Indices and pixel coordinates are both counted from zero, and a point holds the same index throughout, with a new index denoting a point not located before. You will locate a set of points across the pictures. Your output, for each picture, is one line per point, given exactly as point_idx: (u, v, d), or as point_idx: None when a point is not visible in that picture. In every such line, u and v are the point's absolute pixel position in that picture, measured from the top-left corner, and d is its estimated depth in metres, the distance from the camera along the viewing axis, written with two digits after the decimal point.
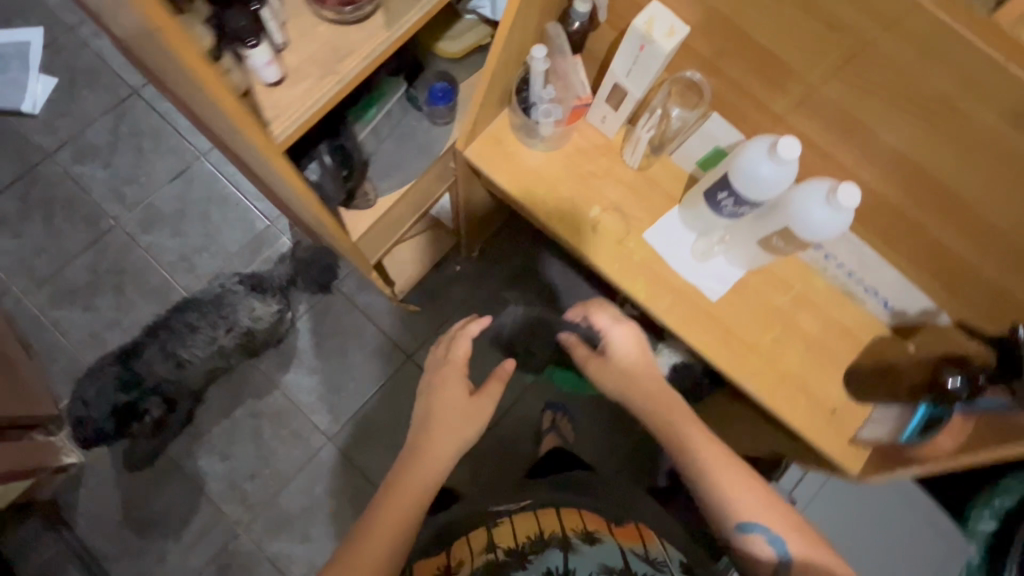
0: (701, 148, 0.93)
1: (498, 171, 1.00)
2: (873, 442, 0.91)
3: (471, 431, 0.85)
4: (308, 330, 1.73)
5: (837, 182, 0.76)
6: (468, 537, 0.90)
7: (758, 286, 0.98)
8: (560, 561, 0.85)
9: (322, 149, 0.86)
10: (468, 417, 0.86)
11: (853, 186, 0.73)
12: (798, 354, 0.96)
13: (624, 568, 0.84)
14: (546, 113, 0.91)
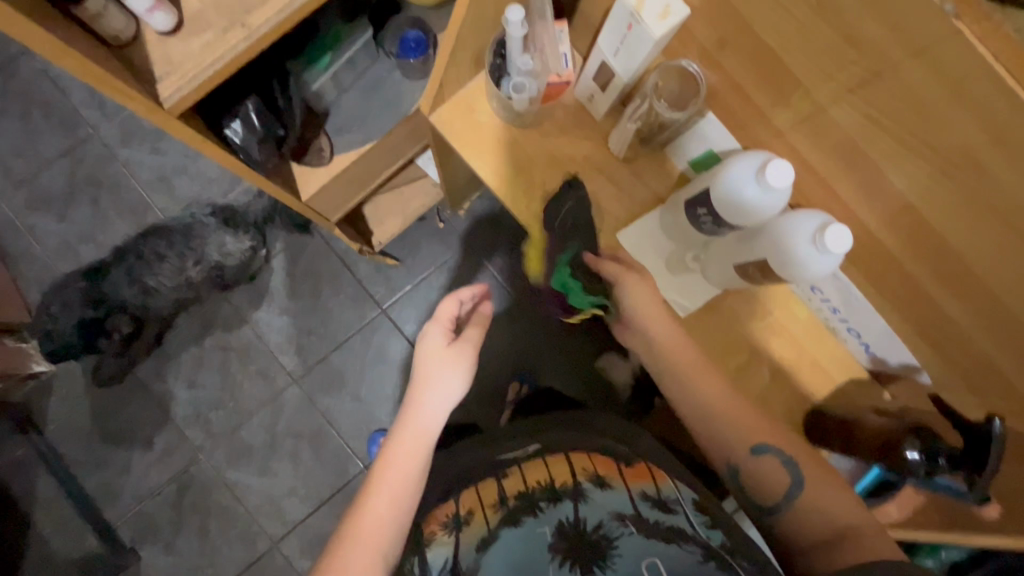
0: (693, 148, 0.82)
1: (466, 141, 0.90)
2: None
3: (456, 382, 0.81)
4: (282, 270, 1.68)
5: (830, 219, 0.67)
6: (477, 485, 0.77)
7: (732, 307, 0.90)
8: (572, 511, 0.68)
9: (249, 101, 0.75)
10: (449, 368, 0.81)
11: (844, 228, 0.64)
12: (760, 386, 0.89)
13: (637, 514, 0.67)
14: (518, 88, 0.80)
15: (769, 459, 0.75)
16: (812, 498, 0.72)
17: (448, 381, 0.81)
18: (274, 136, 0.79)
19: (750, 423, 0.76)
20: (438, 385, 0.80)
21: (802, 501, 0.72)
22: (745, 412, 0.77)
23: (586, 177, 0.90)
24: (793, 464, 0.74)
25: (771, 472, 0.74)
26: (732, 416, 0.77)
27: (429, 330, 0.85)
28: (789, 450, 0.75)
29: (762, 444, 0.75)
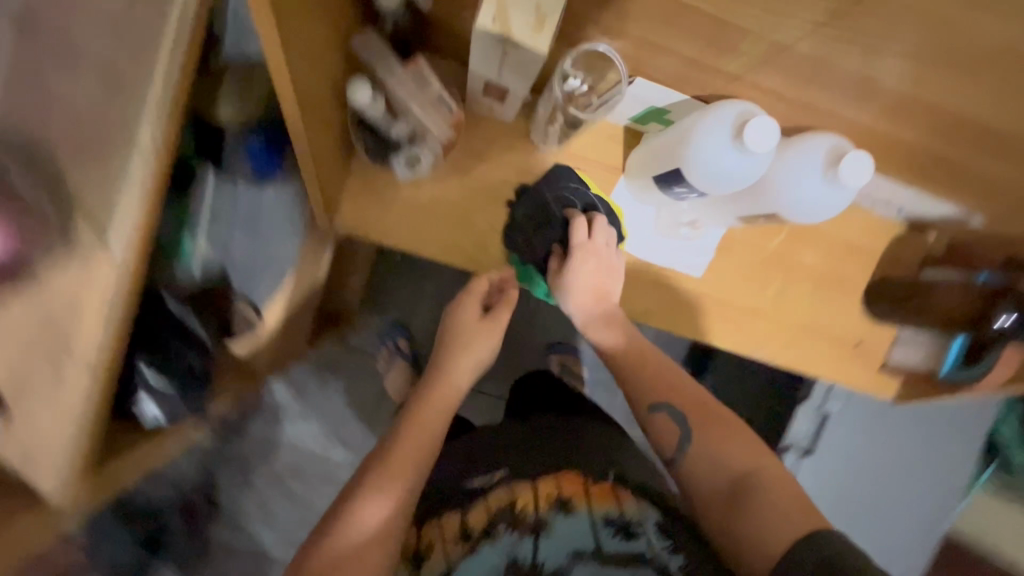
0: (632, 110, 0.68)
1: (388, 229, 0.75)
2: (905, 369, 0.82)
3: (488, 353, 0.74)
4: None
5: (837, 142, 0.54)
6: (442, 515, 0.71)
7: (744, 238, 0.81)
8: (530, 549, 0.62)
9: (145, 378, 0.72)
10: (479, 342, 0.73)
11: (860, 155, 0.51)
12: (805, 298, 0.83)
13: (596, 547, 0.61)
14: (409, 158, 0.64)
15: (668, 419, 0.68)
16: (715, 454, 0.65)
17: (481, 356, 0.74)
18: (191, 374, 0.76)
19: (663, 386, 0.71)
20: (474, 359, 0.73)
21: (695, 451, 0.66)
22: (684, 381, 0.72)
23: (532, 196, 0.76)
24: (688, 423, 0.67)
25: (666, 431, 0.68)
26: (675, 389, 0.71)
27: (454, 304, 0.75)
28: (687, 411, 0.68)
29: (659, 402, 0.70)
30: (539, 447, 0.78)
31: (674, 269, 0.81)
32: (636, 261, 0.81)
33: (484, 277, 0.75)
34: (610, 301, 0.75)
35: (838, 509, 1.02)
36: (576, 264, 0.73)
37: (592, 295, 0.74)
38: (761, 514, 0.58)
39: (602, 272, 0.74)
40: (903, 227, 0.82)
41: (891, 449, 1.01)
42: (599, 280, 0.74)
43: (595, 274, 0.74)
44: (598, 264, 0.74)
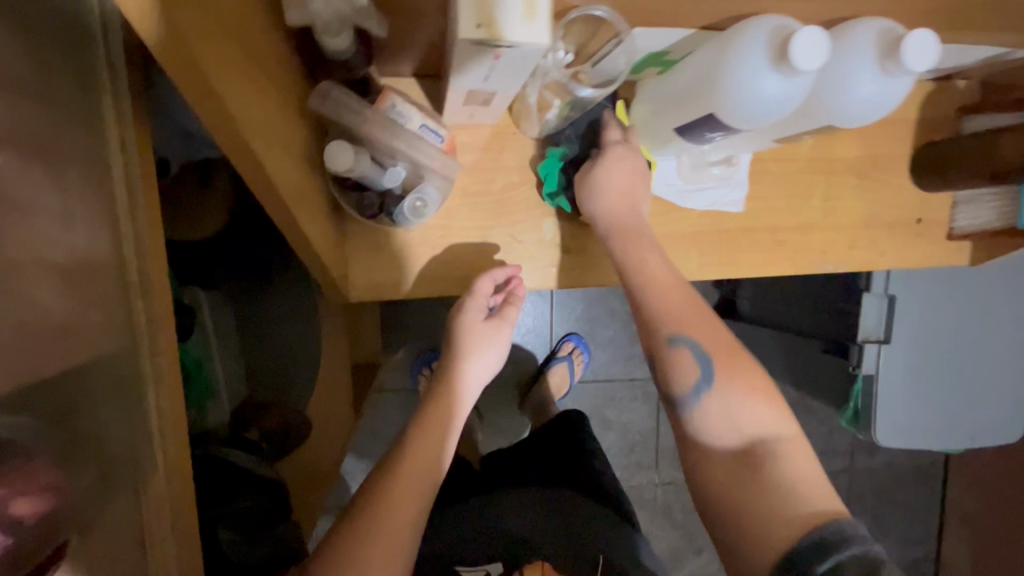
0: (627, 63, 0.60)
1: (405, 278, 0.67)
2: (976, 230, 0.77)
3: (495, 356, 0.70)
4: None
5: (881, 27, 0.47)
6: None
7: (774, 157, 0.75)
8: None
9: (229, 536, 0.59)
10: (485, 349, 0.69)
11: (922, 34, 0.44)
12: (855, 193, 0.77)
13: None
14: (417, 205, 0.56)
15: (689, 353, 0.63)
16: (730, 404, 0.62)
17: (488, 360, 0.70)
18: (267, 506, 0.62)
19: (700, 324, 0.64)
20: (481, 364, 0.69)
21: (709, 400, 0.62)
22: (707, 315, 0.65)
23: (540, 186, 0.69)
24: (709, 363, 0.63)
25: (690, 368, 0.63)
26: (692, 318, 0.65)
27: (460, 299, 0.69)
28: (711, 353, 0.63)
29: (680, 335, 0.64)
30: (563, 530, 0.84)
31: (712, 214, 0.74)
32: (674, 219, 0.73)
33: (490, 276, 0.67)
34: (636, 206, 0.66)
35: (903, 386, 1.01)
36: (611, 166, 0.64)
37: (622, 199, 0.65)
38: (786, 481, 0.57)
39: (636, 179, 0.65)
40: (931, 84, 0.76)
41: (968, 320, 1.00)
42: (634, 188, 0.65)
43: (626, 183, 0.65)
44: (633, 169, 0.65)
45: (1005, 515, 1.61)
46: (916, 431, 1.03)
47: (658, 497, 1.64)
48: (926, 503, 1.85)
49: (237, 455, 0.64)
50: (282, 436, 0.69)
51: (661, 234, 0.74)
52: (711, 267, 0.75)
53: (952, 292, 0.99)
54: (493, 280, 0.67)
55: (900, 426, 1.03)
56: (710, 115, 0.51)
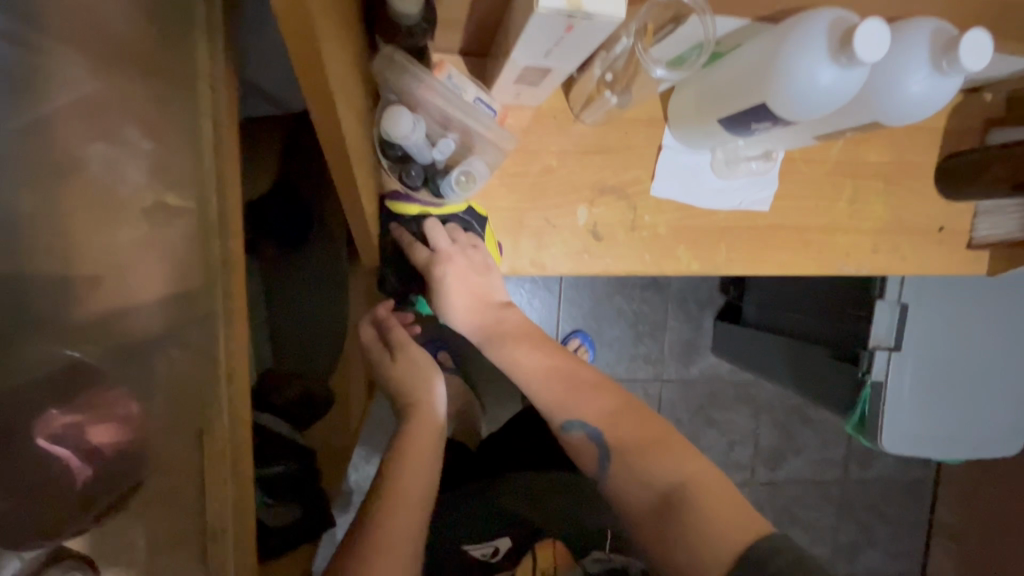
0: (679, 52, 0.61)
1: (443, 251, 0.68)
2: (997, 240, 0.78)
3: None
4: None
5: (939, 26, 0.48)
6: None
7: (805, 157, 0.76)
8: None
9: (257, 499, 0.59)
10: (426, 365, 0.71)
11: (981, 35, 0.46)
12: (880, 197, 0.78)
13: None
14: (462, 179, 0.56)
15: (585, 435, 0.64)
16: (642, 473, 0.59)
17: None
18: (291, 477, 0.62)
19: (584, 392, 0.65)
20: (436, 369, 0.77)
21: None
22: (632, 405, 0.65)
23: (578, 173, 0.70)
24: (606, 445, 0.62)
25: (585, 447, 0.63)
26: (650, 434, 0.62)
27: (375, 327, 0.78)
28: (609, 440, 0.63)
29: (572, 416, 0.64)
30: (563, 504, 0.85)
31: (741, 209, 0.75)
32: (706, 212, 0.74)
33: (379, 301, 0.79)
34: (490, 296, 0.68)
35: (914, 396, 1.02)
36: (441, 272, 0.67)
37: (474, 295, 0.68)
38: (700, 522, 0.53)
39: (471, 282, 0.67)
40: (960, 94, 0.78)
41: (979, 334, 1.02)
42: (472, 290, 0.68)
43: (463, 281, 0.67)
44: (460, 275, 0.66)
45: (994, 531, 1.64)
46: (924, 439, 1.05)
47: None
48: (915, 518, 1.87)
49: (272, 420, 0.64)
50: (306, 406, 0.69)
51: (692, 230, 0.74)
52: (738, 263, 0.76)
53: (964, 305, 1.01)
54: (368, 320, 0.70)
55: (909, 434, 1.04)
56: (761, 105, 0.52)
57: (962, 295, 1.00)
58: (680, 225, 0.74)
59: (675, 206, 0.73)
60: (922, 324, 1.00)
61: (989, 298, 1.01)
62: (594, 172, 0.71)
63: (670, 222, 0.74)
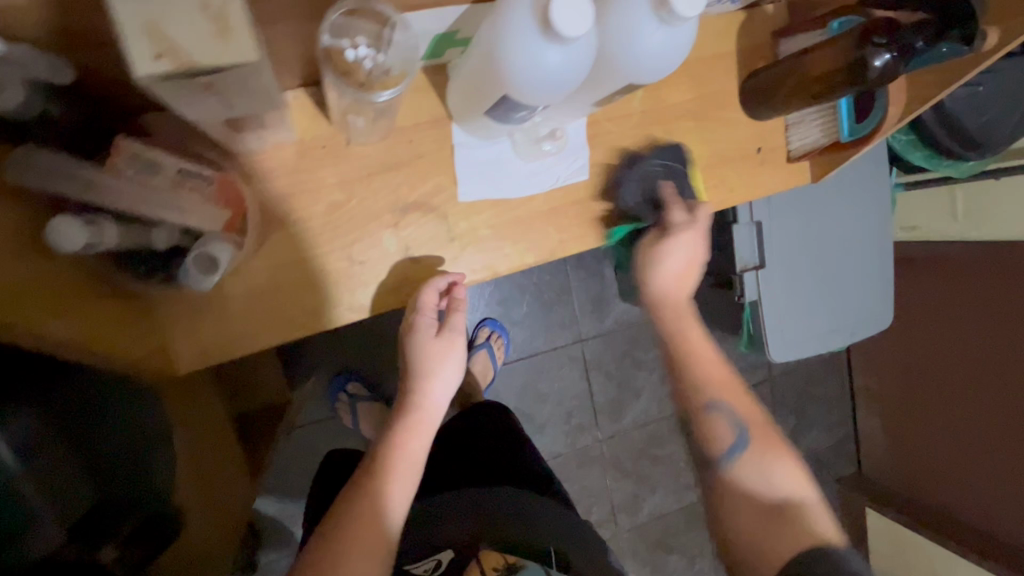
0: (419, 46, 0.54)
1: (236, 323, 0.60)
2: (809, 150, 0.78)
3: (453, 371, 0.73)
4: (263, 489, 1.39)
5: None
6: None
7: (609, 116, 0.72)
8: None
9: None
10: (441, 367, 0.72)
11: None
12: (692, 136, 0.76)
13: None
14: (199, 262, 0.49)
15: (723, 417, 0.82)
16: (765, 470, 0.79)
17: (447, 376, 0.73)
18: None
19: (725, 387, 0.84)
20: (441, 381, 0.72)
21: None
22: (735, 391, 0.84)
23: (371, 197, 0.64)
24: (744, 432, 0.82)
25: (726, 432, 0.81)
26: (718, 382, 0.84)
27: (410, 321, 0.69)
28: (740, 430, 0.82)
29: (717, 402, 0.83)
30: (508, 519, 0.85)
31: (558, 187, 0.71)
32: (523, 200, 0.70)
33: (433, 286, 0.65)
34: (688, 288, 0.85)
35: (785, 302, 1.06)
36: (679, 242, 0.79)
37: (679, 277, 0.84)
38: (812, 530, 0.73)
39: (693, 266, 0.83)
40: (744, 11, 0.76)
41: (832, 231, 1.07)
42: (683, 274, 0.84)
43: (681, 264, 0.83)
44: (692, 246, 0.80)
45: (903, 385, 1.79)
46: (806, 343, 1.10)
47: (604, 452, 1.78)
48: (838, 388, 2.03)
49: None
50: None
51: (514, 221, 0.70)
52: (570, 242, 0.73)
53: (812, 209, 1.05)
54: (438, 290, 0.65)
55: (791, 339, 1.08)
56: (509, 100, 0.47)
57: (810, 198, 1.04)
58: (497, 222, 0.69)
59: (489, 205, 0.69)
60: (780, 237, 1.04)
61: (832, 195, 1.05)
62: (389, 193, 0.64)
63: (490, 223, 0.69)
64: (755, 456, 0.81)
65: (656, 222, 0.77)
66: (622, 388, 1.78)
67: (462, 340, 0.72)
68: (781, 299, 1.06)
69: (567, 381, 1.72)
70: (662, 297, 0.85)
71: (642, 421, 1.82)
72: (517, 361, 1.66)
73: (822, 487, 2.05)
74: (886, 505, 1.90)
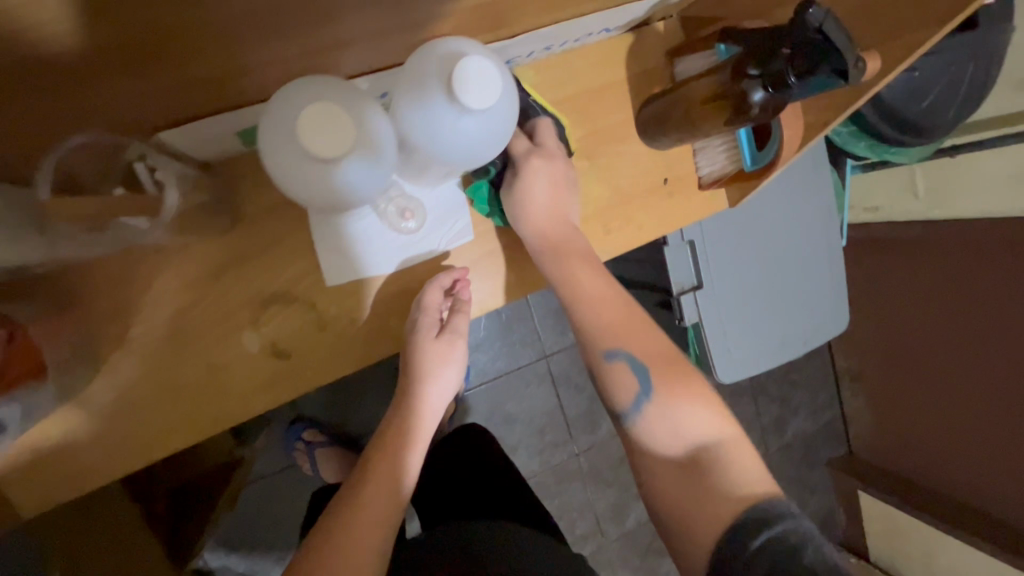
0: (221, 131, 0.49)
1: (85, 457, 0.56)
2: (718, 178, 0.71)
3: (455, 376, 0.65)
4: (226, 549, 1.35)
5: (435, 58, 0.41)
6: None
7: (489, 169, 0.65)
8: None
9: None
10: (443, 370, 0.64)
11: (462, 64, 0.39)
12: (588, 177, 0.70)
13: None
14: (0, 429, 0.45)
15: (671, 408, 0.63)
16: (671, 412, 0.59)
17: (448, 379, 0.64)
18: None
19: (641, 331, 0.63)
20: (442, 386, 0.64)
21: None
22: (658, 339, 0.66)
23: (223, 297, 0.58)
24: (647, 382, 0.60)
25: (626, 385, 0.61)
26: (623, 325, 0.63)
27: (412, 322, 0.62)
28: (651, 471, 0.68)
29: (615, 348, 0.61)
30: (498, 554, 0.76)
31: (439, 257, 0.64)
32: (401, 273, 0.63)
33: (437, 283, 0.62)
34: (568, 222, 0.64)
35: (730, 320, 1.01)
36: (535, 179, 0.61)
37: (555, 218, 0.63)
38: (740, 485, 0.54)
39: (560, 194, 0.63)
40: (630, 35, 0.69)
41: (772, 240, 1.01)
42: (553, 206, 0.63)
43: (546, 197, 0.62)
44: (555, 180, 0.62)
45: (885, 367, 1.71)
46: (758, 360, 1.04)
47: (582, 465, 1.74)
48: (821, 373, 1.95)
49: None
50: None
51: (393, 298, 0.63)
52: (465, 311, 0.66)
53: (748, 219, 0.99)
54: (441, 287, 0.62)
55: (739, 357, 1.02)
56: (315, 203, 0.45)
57: (746, 208, 0.98)
58: (373, 302, 0.63)
59: (362, 285, 0.62)
60: (718, 254, 0.98)
61: (769, 202, 0.99)
62: (242, 289, 0.58)
63: (363, 303, 0.63)
64: (661, 399, 0.60)
65: (504, 161, 0.63)
66: (593, 398, 1.73)
67: (463, 343, 0.64)
68: (725, 317, 1.00)
69: (535, 400, 1.67)
70: (538, 243, 0.63)
71: (619, 429, 1.77)
72: (481, 386, 1.61)
73: (814, 473, 1.86)
74: (875, 484, 1.73)
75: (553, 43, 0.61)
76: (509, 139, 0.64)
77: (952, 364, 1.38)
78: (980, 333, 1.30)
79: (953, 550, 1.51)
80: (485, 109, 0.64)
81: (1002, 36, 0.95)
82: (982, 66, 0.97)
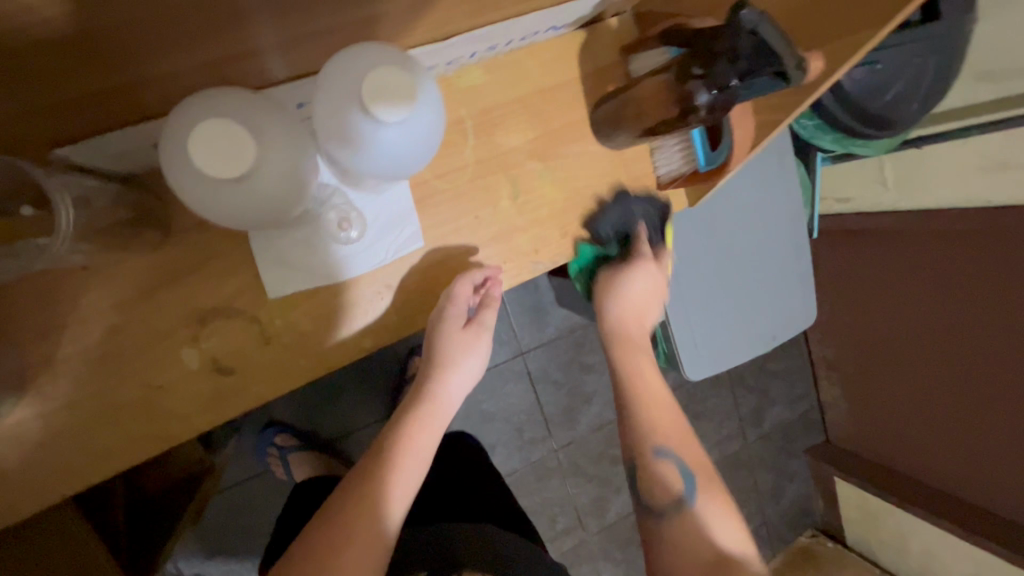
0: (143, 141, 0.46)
1: (15, 483, 0.53)
2: (677, 178, 0.70)
3: (476, 365, 0.67)
4: (199, 557, 1.33)
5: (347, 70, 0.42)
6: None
7: (438, 173, 0.63)
8: None
9: None
10: (464, 358, 0.66)
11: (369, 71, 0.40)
12: (542, 179, 0.68)
13: None
14: None
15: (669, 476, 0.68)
16: (704, 516, 0.64)
17: (470, 368, 0.67)
18: None
19: (671, 423, 0.68)
20: (463, 374, 0.66)
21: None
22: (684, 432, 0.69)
23: (158, 312, 0.55)
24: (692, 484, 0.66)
25: (667, 483, 0.65)
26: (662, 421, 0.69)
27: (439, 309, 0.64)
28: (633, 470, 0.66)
29: (664, 448, 0.67)
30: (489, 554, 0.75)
31: (388, 264, 0.62)
32: (348, 283, 0.61)
33: (471, 277, 0.63)
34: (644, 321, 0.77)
35: (698, 319, 1.00)
36: (638, 276, 0.75)
37: (635, 316, 0.76)
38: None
39: (653, 294, 0.77)
40: (582, 32, 0.67)
41: (738, 236, 1.00)
42: (647, 304, 0.77)
43: (643, 297, 0.77)
44: (657, 289, 0.77)
45: None
46: (727, 356, 1.04)
47: (562, 461, 1.74)
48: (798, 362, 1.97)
49: None
50: None
51: (341, 308, 0.61)
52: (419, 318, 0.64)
53: (715, 215, 0.98)
54: (473, 281, 0.63)
55: (708, 354, 1.02)
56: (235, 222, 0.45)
57: (713, 204, 0.97)
58: (320, 312, 0.61)
59: (307, 296, 0.60)
60: (684, 251, 0.97)
61: (735, 197, 0.98)
62: (178, 302, 0.56)
63: (310, 314, 0.60)
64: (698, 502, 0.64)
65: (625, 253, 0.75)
66: (571, 394, 1.73)
67: (490, 335, 0.67)
68: (692, 314, 1.00)
69: (513, 397, 1.66)
70: (614, 329, 0.77)
71: (599, 424, 1.77)
72: None
73: (791, 461, 1.88)
74: (851, 471, 1.75)
75: (498, 42, 0.59)
76: (637, 241, 0.74)
77: (922, 353, 1.40)
78: (948, 323, 1.32)
79: (928, 533, 1.54)
80: (630, 211, 0.71)
81: (963, 30, 0.94)
82: (943, 60, 0.96)
